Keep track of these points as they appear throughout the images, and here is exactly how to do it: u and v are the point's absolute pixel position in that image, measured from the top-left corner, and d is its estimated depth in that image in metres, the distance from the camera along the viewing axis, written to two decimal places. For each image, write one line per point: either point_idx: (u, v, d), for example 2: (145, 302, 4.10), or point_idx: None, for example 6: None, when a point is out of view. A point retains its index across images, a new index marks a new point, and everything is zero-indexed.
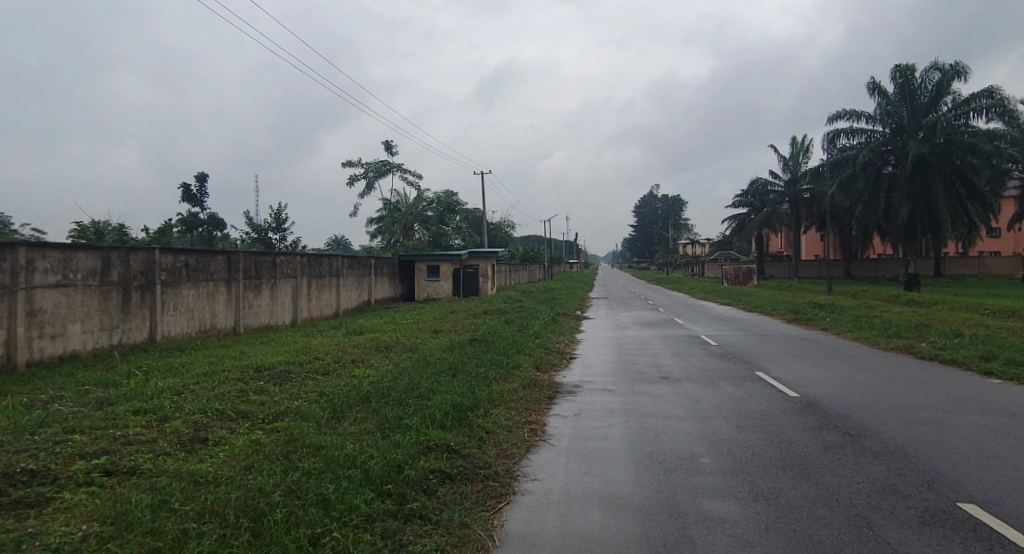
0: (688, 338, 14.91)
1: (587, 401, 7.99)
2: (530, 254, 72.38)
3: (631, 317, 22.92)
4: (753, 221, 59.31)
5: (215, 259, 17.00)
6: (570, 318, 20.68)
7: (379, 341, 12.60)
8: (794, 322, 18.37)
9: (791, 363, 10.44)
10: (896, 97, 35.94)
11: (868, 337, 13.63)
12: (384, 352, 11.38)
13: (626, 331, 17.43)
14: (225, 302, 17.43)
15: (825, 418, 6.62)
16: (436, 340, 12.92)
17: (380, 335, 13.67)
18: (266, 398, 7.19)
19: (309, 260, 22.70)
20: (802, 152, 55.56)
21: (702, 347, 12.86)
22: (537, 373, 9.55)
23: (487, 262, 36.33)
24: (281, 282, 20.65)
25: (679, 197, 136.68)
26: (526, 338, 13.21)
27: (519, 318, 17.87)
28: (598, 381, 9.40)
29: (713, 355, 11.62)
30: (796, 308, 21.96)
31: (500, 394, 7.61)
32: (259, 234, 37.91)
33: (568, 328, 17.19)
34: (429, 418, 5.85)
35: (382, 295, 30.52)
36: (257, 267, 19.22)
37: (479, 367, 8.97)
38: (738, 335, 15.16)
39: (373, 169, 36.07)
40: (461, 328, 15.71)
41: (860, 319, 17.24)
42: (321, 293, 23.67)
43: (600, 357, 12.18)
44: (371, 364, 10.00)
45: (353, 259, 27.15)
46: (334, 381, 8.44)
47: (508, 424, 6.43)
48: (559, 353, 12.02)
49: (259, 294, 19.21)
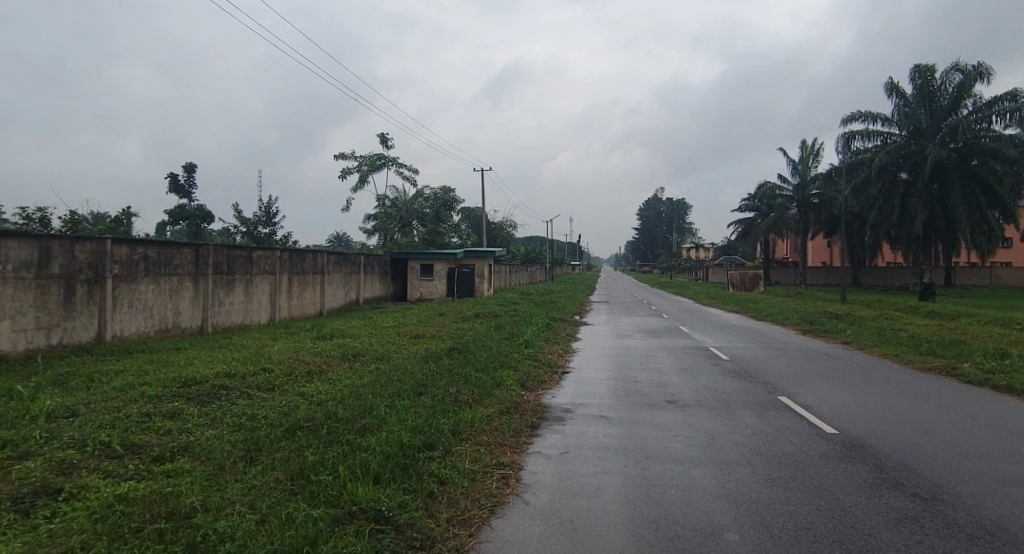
0: (695, 350, 13.43)
1: (577, 434, 6.49)
2: (531, 254, 71.03)
3: (633, 324, 21.41)
4: (760, 225, 57.76)
5: (180, 252, 15.60)
6: (567, 324, 19.22)
7: (348, 349, 11.16)
8: (811, 334, 16.83)
9: (820, 387, 8.93)
10: (914, 98, 34.51)
11: (899, 355, 12.14)
12: (350, 363, 9.92)
13: (627, 340, 15.93)
14: (191, 299, 16.00)
15: (882, 469, 5.11)
16: (413, 348, 11.49)
17: (353, 341, 12.25)
18: (175, 425, 5.70)
19: (289, 256, 21.31)
20: (812, 155, 54.01)
21: (713, 363, 11.38)
22: (521, 393, 8.10)
23: (483, 262, 34.87)
24: (258, 278, 19.23)
25: (684, 202, 135.39)
26: (514, 347, 11.74)
27: (511, 324, 16.44)
28: (591, 406, 7.91)
29: (727, 373, 10.13)
30: (809, 318, 20.49)
31: (468, 423, 6.12)
32: (247, 228, 36.54)
33: (563, 336, 15.75)
34: (361, 467, 4.34)
35: (371, 294, 29.15)
36: (230, 262, 17.84)
37: (450, 385, 7.50)
38: (753, 349, 13.65)
39: (367, 162, 34.68)
40: (446, 333, 14.29)
41: (883, 332, 15.78)
42: (303, 291, 22.26)
43: (596, 372, 10.69)
44: (329, 378, 8.55)
45: (341, 255, 25.77)
46: (273, 401, 6.97)
47: (470, 469, 4.95)
48: (550, 367, 10.56)
49: (230, 291, 17.78)
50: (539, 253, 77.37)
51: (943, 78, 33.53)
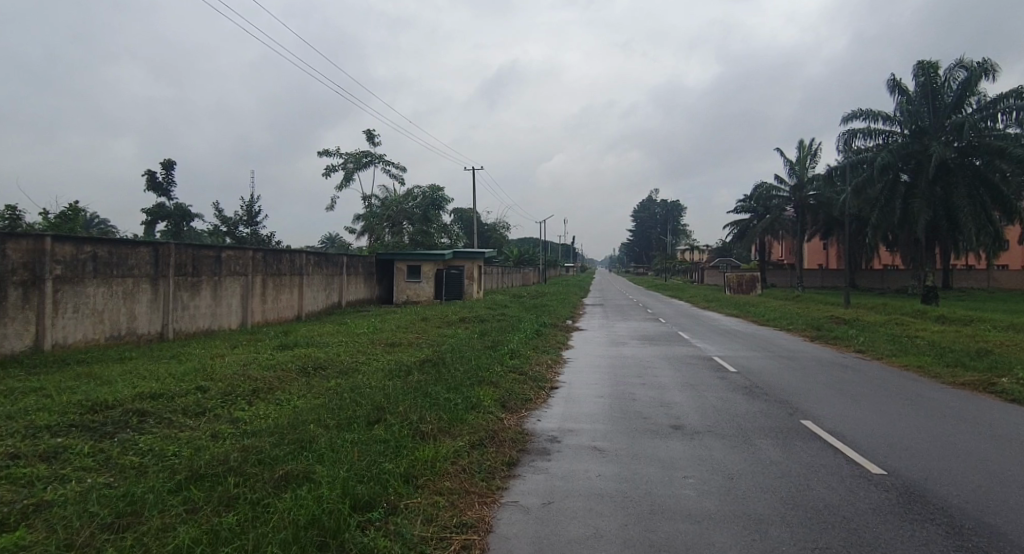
0: (698, 360, 12.25)
1: (564, 475, 5.24)
2: (524, 256, 69.83)
3: (629, 329, 20.22)
4: (757, 227, 56.72)
5: (136, 252, 14.28)
6: (559, 330, 17.96)
7: (311, 360, 9.91)
8: (820, 341, 15.70)
9: (845, 407, 7.79)
10: (917, 96, 33.90)
11: (924, 367, 10.99)
12: (308, 379, 8.66)
13: (622, 348, 14.70)
14: (149, 303, 14.67)
15: (966, 533, 3.86)
16: (384, 361, 10.21)
17: (318, 350, 10.94)
18: (45, 472, 4.38)
19: (263, 256, 20.00)
20: (809, 156, 53.08)
21: (718, 376, 10.20)
22: (500, 418, 6.88)
23: (473, 263, 33.50)
24: (227, 280, 17.91)
25: (678, 204, 134.54)
26: (497, 358, 10.49)
27: (497, 330, 15.15)
28: (582, 433, 6.72)
29: (736, 389, 8.97)
30: (815, 322, 19.36)
31: (425, 465, 4.87)
32: (228, 227, 35.09)
33: (554, 343, 14.50)
34: (256, 549, 3.04)
35: (355, 297, 27.85)
36: (195, 263, 16.52)
37: (411, 409, 6.25)
38: (760, 359, 12.52)
39: (353, 160, 33.37)
40: (425, 342, 13.00)
41: (899, 340, 14.66)
42: (278, 294, 20.94)
43: (589, 388, 9.48)
44: (279, 398, 7.30)
45: (321, 256, 24.49)
46: (192, 433, 5.67)
47: (420, 537, 3.67)
48: (537, 382, 9.34)
49: (195, 294, 16.46)
50: (532, 254, 76.08)
51: (947, 75, 32.89)
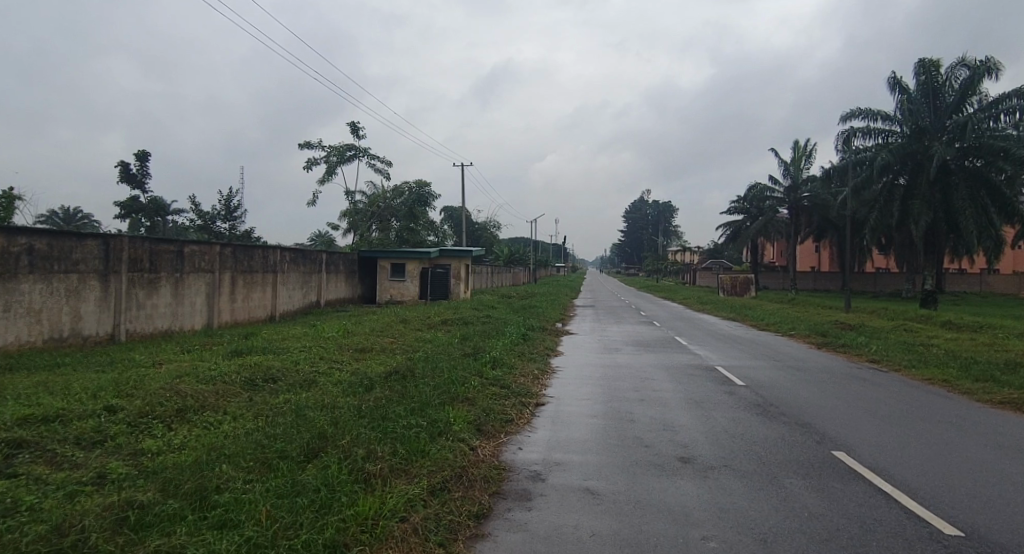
0: (701, 370, 11.16)
1: (549, 534, 4.01)
2: (515, 255, 68.61)
3: (622, 333, 19.13)
4: (750, 228, 55.92)
5: (83, 245, 12.89)
6: (547, 334, 16.80)
7: (264, 368, 8.65)
8: (827, 349, 14.70)
9: (879, 434, 6.69)
10: (918, 94, 33.15)
11: (951, 381, 9.98)
12: (252, 394, 7.40)
13: (616, 355, 13.60)
14: (98, 301, 13.26)
15: None
16: (348, 371, 9.01)
17: (274, 357, 9.68)
18: None
19: (233, 251, 18.67)
20: (804, 157, 52.27)
21: (725, 392, 9.11)
22: (472, 450, 5.69)
23: (460, 261, 32.15)
24: (190, 277, 16.55)
25: (670, 205, 133.89)
26: (476, 369, 9.31)
27: (481, 335, 13.98)
28: (571, 468, 5.52)
29: (748, 408, 7.88)
30: (819, 328, 18.35)
31: (363, 527, 3.63)
32: (205, 222, 33.58)
33: (542, 350, 13.35)
34: None
35: (335, 296, 26.58)
36: (154, 258, 15.13)
37: (360, 440, 5.02)
38: (767, 369, 11.48)
39: (336, 152, 31.93)
40: (400, 348, 11.78)
41: (911, 349, 13.71)
42: (250, 292, 19.65)
43: (580, 404, 8.35)
44: (206, 421, 6.03)
45: (298, 252, 23.20)
46: (72, 473, 4.36)
47: None
48: (521, 398, 8.18)
49: (153, 292, 15.08)
50: (522, 254, 74.83)
51: (949, 74, 32.17)
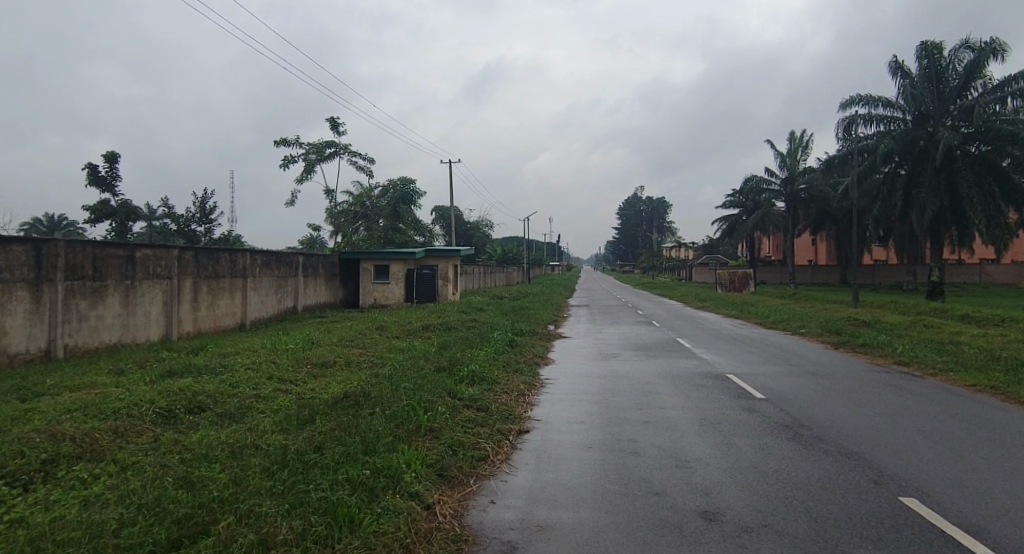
0: (711, 380, 9.78)
1: None
2: (507, 255, 67.16)
3: (619, 335, 17.78)
4: (746, 222, 54.59)
5: (7, 250, 11.22)
6: (537, 339, 15.37)
7: (190, 393, 7.10)
8: (845, 350, 13.33)
9: (952, 471, 5.27)
10: (920, 79, 31.97)
11: (1002, 389, 8.60)
12: (161, 431, 5.87)
13: (613, 361, 12.17)
14: (27, 314, 11.59)
15: None
16: (296, 395, 7.53)
17: (212, 377, 8.18)
18: None
19: (195, 255, 17.16)
20: (800, 147, 50.68)
21: (744, 409, 7.72)
22: (423, 514, 4.22)
23: (447, 262, 30.64)
24: (143, 284, 14.97)
25: (664, 201, 133.12)
26: (448, 387, 7.87)
27: (463, 342, 12.59)
28: (556, 536, 4.05)
29: (777, 434, 6.45)
30: (831, 325, 17.07)
31: None
32: (179, 226, 31.98)
33: (531, 358, 11.96)
34: None
35: (314, 300, 25.19)
36: (99, 264, 13.54)
37: (258, 518, 3.50)
38: (785, 378, 10.09)
39: (314, 150, 30.33)
40: (366, 362, 10.29)
41: (942, 349, 12.34)
42: (216, 299, 18.16)
43: (572, 429, 6.95)
44: (73, 479, 4.45)
45: (271, 255, 21.68)
46: None
47: None
48: (498, 425, 6.78)
49: (98, 302, 13.49)
50: (516, 253, 73.38)
51: (952, 57, 30.98)
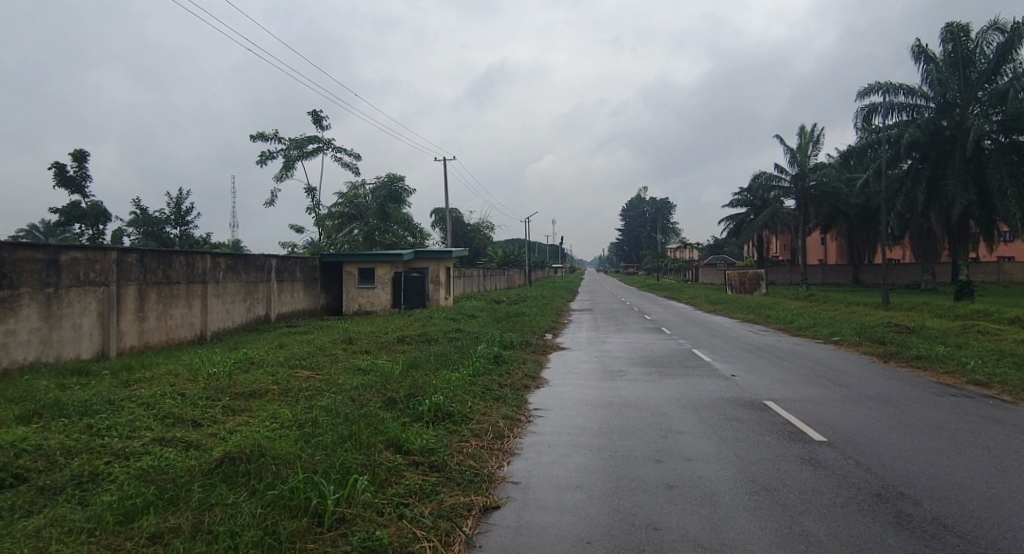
0: (746, 412, 7.58)
1: None
2: (508, 258, 65.10)
3: (625, 344, 15.63)
4: (755, 221, 52.14)
5: None
6: (529, 353, 13.21)
7: (13, 453, 4.87)
8: (897, 364, 11.14)
9: None
10: (945, 64, 29.73)
11: None
12: None
13: (618, 382, 9.99)
14: None
15: None
16: (175, 450, 5.31)
17: (75, 422, 5.96)
18: None
19: (141, 257, 15.08)
20: (811, 143, 47.47)
21: (805, 463, 5.51)
22: None
23: (439, 264, 28.36)
24: (71, 292, 12.83)
25: (668, 202, 131.15)
26: (393, 435, 5.66)
27: (438, 360, 10.41)
28: None
29: (873, 517, 4.22)
30: (870, 332, 14.88)
31: None
32: (153, 228, 29.95)
33: (518, 379, 9.78)
34: None
35: (291, 306, 23.18)
36: (10, 268, 11.37)
37: None
38: (841, 407, 7.86)
39: (293, 145, 28.26)
40: (308, 390, 8.11)
41: (1021, 364, 10.06)
42: (169, 307, 16.09)
43: (564, 502, 4.72)
44: None
45: (238, 258, 19.59)
46: None
47: None
48: (452, 498, 4.61)
49: (10, 313, 11.32)
50: (518, 256, 71.23)
51: (979, 39, 28.64)
